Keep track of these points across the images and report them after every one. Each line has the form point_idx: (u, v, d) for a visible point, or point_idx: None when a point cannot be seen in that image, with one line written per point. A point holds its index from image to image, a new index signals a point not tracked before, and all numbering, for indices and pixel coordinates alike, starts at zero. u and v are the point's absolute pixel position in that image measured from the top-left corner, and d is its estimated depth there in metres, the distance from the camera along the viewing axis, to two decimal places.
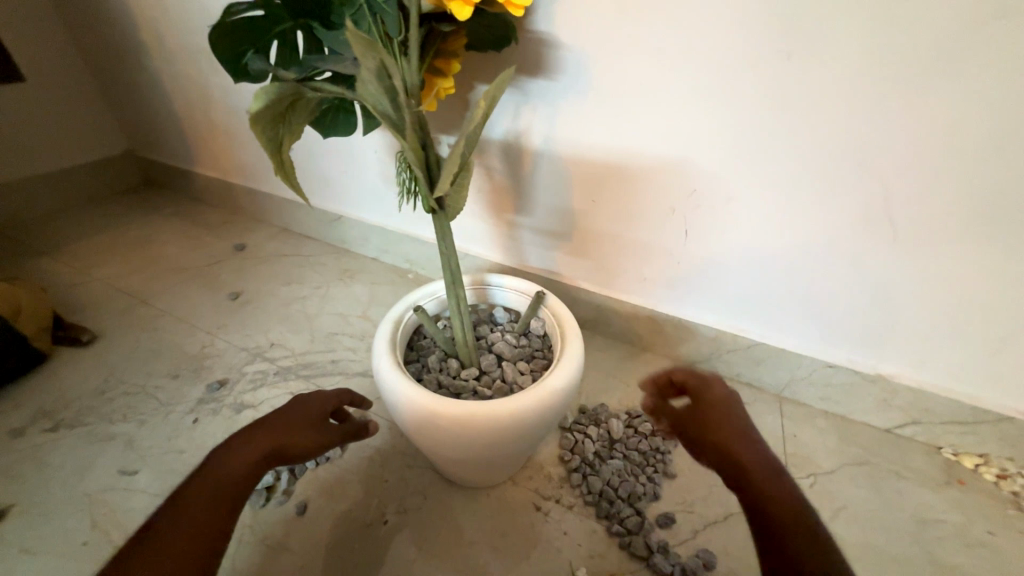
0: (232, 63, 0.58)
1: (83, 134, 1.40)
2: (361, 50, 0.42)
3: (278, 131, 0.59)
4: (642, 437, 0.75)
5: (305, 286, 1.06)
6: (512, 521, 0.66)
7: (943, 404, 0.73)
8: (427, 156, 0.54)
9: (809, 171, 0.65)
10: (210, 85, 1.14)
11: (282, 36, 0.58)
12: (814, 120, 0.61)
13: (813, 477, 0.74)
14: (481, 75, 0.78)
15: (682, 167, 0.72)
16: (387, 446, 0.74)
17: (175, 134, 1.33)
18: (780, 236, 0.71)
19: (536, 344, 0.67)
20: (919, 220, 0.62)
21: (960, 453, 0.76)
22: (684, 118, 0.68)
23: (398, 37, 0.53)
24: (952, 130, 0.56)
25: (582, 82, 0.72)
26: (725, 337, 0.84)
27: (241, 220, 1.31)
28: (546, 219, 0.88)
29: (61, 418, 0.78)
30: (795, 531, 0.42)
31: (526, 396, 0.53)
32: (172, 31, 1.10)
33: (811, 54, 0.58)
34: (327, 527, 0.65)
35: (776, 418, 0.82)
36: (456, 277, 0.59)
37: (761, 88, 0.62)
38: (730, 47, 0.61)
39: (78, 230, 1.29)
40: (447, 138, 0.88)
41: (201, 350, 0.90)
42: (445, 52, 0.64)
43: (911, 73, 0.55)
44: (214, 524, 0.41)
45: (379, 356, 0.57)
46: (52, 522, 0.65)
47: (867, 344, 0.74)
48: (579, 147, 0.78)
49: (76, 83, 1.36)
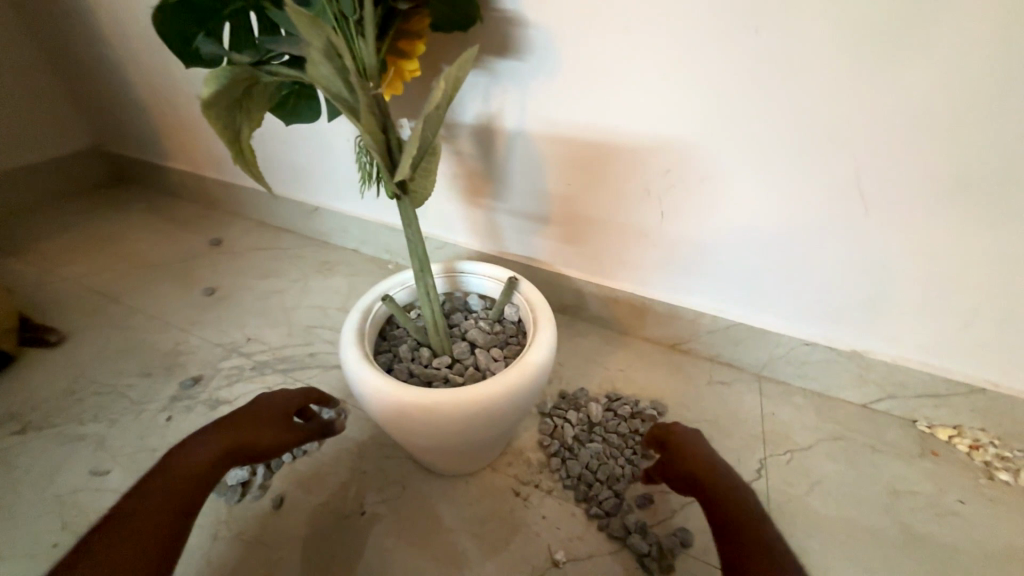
0: (182, 46, 0.55)
1: (48, 129, 1.35)
2: (304, 26, 0.41)
3: (236, 119, 0.56)
4: (621, 420, 0.75)
5: (282, 279, 1.05)
6: (490, 507, 0.66)
7: (917, 377, 0.73)
8: (388, 139, 0.52)
9: (781, 148, 0.64)
10: (175, 74, 1.10)
11: (234, 17, 0.56)
12: (784, 95, 0.60)
13: (790, 454, 0.75)
14: (449, 56, 0.75)
15: (655, 147, 0.71)
16: (365, 437, 0.73)
17: (143, 128, 1.29)
18: (754, 214, 0.71)
19: (510, 330, 0.66)
20: (889, 194, 0.62)
21: (934, 426, 0.76)
22: (655, 96, 0.67)
23: (353, 16, 0.51)
24: (921, 102, 0.55)
25: (551, 62, 0.70)
26: (704, 319, 0.84)
27: (216, 214, 1.28)
28: (522, 205, 0.87)
29: (29, 421, 0.76)
30: (756, 539, 0.49)
31: (495, 383, 0.53)
32: (132, 19, 1.06)
33: (777, 27, 0.57)
34: (304, 520, 0.64)
35: (755, 397, 0.82)
36: (424, 264, 0.57)
37: (730, 64, 0.61)
38: (697, 22, 0.60)
39: (46, 228, 1.25)
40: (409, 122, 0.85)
41: (174, 347, 0.88)
42: (408, 33, 0.61)
43: (878, 44, 0.54)
44: (163, 514, 0.45)
45: (346, 347, 0.57)
46: (21, 525, 0.64)
47: (842, 321, 0.74)
48: (551, 129, 0.76)
49: (37, 76, 1.31)
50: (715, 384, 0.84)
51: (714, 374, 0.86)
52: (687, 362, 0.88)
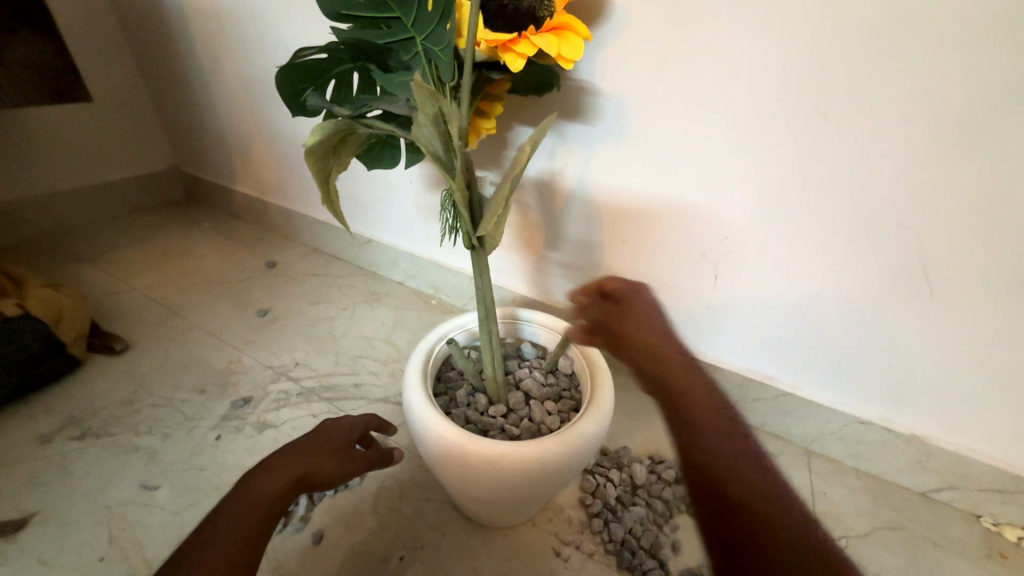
0: (292, 99, 0.61)
1: (132, 151, 1.47)
2: (422, 96, 0.45)
3: (328, 162, 0.61)
4: (664, 485, 0.73)
5: (332, 306, 1.08)
6: (530, 566, 0.64)
7: (983, 470, 0.70)
8: (472, 195, 0.56)
9: (843, 225, 0.65)
10: (259, 111, 1.19)
11: (341, 76, 0.62)
12: (851, 177, 0.62)
13: (845, 540, 0.71)
14: (521, 118, 0.81)
15: (716, 213, 0.73)
16: (407, 477, 0.73)
17: (219, 154, 1.39)
18: (814, 287, 0.71)
19: (563, 382, 0.67)
20: (957, 281, 0.62)
21: (1000, 524, 0.72)
22: (719, 168, 0.70)
23: (452, 82, 0.56)
24: (994, 193, 0.56)
25: (619, 128, 0.74)
26: (753, 385, 0.83)
27: (273, 237, 1.35)
28: (575, 255, 0.90)
29: (88, 427, 0.79)
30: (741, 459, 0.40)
31: (557, 439, 0.53)
32: (229, 62, 1.17)
33: (848, 117, 0.59)
34: (342, 559, 0.64)
35: (804, 473, 0.80)
36: (490, 312, 0.59)
37: (799, 143, 0.63)
38: (767, 105, 0.63)
39: (117, 240, 1.34)
40: (487, 176, 0.91)
41: (227, 365, 0.91)
42: (489, 96, 0.66)
43: (950, 136, 0.56)
44: (245, 541, 0.43)
45: (411, 388, 0.58)
46: (70, 534, 0.65)
47: (901, 404, 0.72)
48: (610, 189, 0.80)
49: (132, 102, 1.44)
50: None
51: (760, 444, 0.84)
52: None
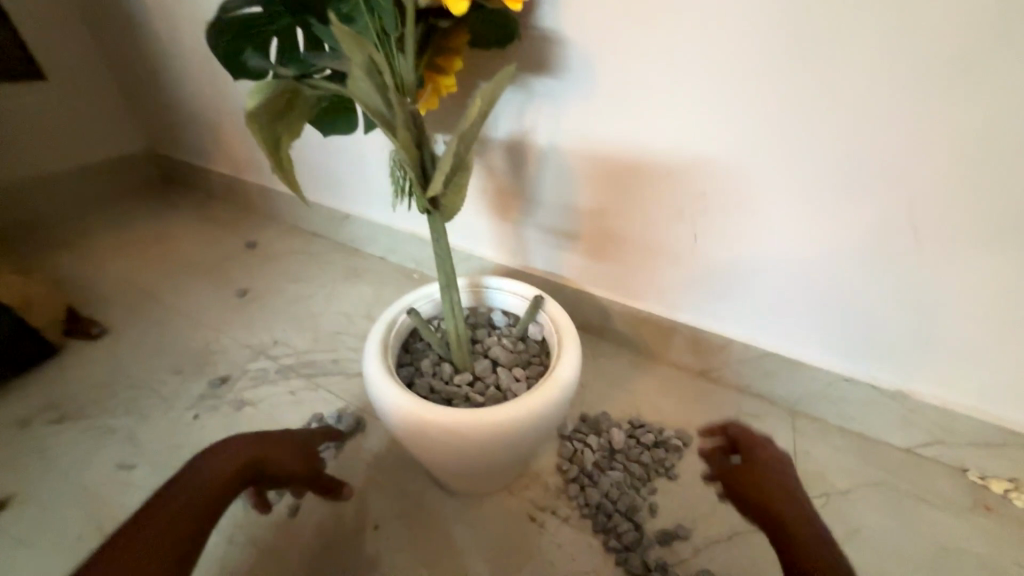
0: (231, 61, 0.57)
1: (104, 133, 1.43)
2: (349, 45, 0.41)
3: (277, 129, 0.55)
4: (643, 448, 0.73)
5: (311, 283, 1.07)
6: (505, 531, 0.64)
7: (969, 424, 0.68)
8: (422, 155, 0.52)
9: (823, 174, 0.61)
10: (225, 84, 1.15)
11: (282, 33, 0.57)
12: (832, 119, 0.58)
13: (826, 497, 0.70)
14: (486, 74, 0.76)
15: (692, 167, 0.69)
16: (383, 449, 0.73)
17: (190, 132, 1.35)
18: (793, 241, 0.68)
19: (533, 349, 0.65)
20: (943, 228, 0.58)
21: (988, 478, 0.71)
22: (692, 118, 0.65)
23: (395, 33, 0.52)
24: (984, 130, 0.52)
25: (587, 80, 0.70)
26: (736, 346, 0.80)
27: (252, 216, 1.32)
28: (551, 220, 0.86)
29: (66, 410, 0.80)
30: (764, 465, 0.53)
31: (517, 406, 0.52)
32: (189, 32, 1.12)
33: (826, 54, 0.55)
34: (318, 529, 0.64)
35: (788, 433, 0.78)
36: (450, 279, 0.57)
37: (775, 86, 0.59)
38: (740, 44, 0.58)
39: (95, 225, 1.32)
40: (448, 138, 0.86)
41: (205, 345, 0.91)
42: (446, 49, 0.60)
43: (936, 69, 0.51)
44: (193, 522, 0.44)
45: (370, 361, 0.57)
46: (52, 513, 0.67)
47: (886, 358, 0.70)
48: (581, 148, 0.76)
49: (98, 81, 1.39)
50: (744, 417, 0.80)
51: (743, 406, 0.82)
52: (715, 392, 0.84)
